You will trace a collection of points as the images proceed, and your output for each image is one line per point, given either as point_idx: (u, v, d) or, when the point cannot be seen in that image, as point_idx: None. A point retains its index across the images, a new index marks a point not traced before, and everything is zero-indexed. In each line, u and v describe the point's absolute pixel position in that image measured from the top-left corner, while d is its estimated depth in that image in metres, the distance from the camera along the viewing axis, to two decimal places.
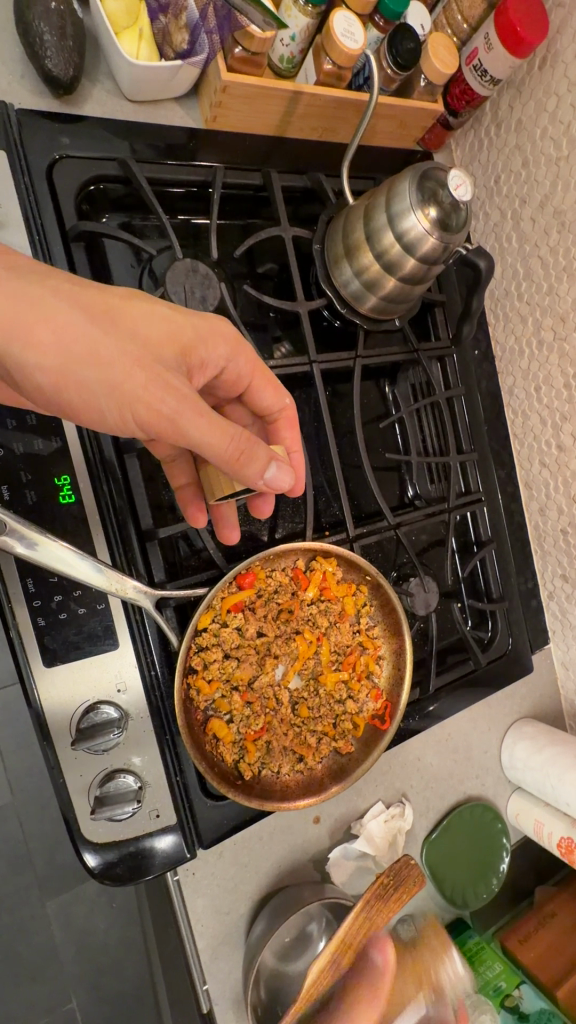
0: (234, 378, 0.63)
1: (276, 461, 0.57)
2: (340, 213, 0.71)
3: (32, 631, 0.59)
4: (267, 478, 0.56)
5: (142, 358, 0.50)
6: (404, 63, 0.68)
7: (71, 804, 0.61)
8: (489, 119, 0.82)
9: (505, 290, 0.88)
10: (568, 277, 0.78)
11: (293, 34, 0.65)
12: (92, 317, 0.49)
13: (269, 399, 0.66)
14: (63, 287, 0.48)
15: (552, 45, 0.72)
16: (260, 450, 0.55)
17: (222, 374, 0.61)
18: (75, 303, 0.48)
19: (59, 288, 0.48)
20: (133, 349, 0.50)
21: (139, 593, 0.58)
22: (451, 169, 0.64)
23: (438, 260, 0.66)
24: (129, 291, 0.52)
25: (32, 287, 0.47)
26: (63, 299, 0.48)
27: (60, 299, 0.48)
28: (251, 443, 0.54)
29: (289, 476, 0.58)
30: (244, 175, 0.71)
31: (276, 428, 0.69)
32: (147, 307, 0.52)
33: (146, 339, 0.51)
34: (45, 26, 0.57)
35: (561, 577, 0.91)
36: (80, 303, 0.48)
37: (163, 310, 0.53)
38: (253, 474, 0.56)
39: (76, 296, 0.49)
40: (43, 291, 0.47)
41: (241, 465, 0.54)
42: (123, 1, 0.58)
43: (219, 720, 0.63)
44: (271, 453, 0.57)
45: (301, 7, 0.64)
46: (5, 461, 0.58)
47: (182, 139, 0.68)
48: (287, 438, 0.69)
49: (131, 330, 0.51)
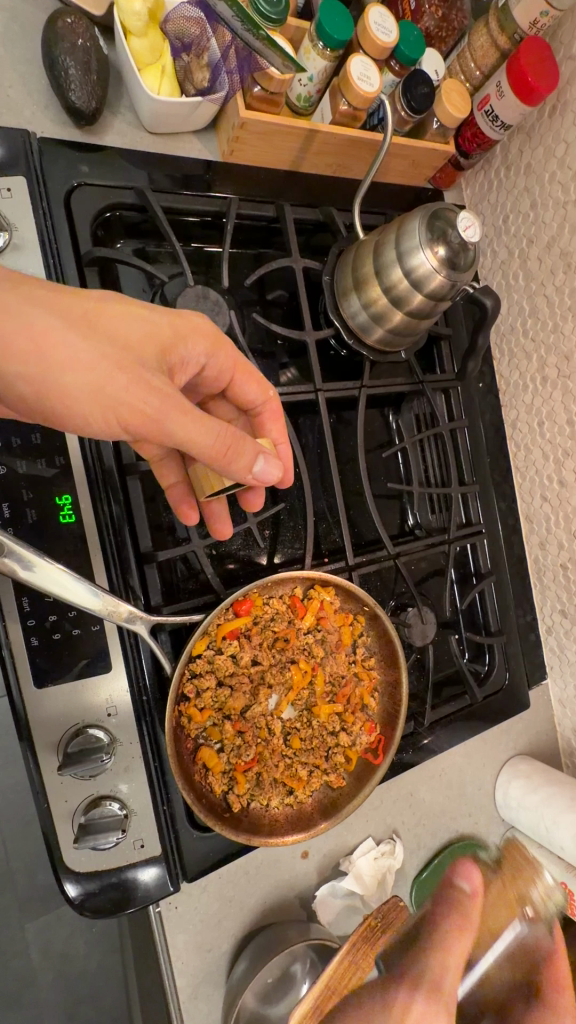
0: (220, 375, 0.63)
1: (263, 454, 0.57)
2: (351, 246, 0.73)
3: (24, 651, 0.59)
4: (256, 472, 0.57)
5: (137, 369, 0.51)
6: (418, 106, 0.70)
7: (54, 830, 0.60)
8: (499, 162, 0.85)
9: (510, 326, 0.89)
10: (573, 317, 0.79)
11: (311, 75, 0.67)
12: (85, 331, 0.50)
13: (252, 393, 0.66)
14: (62, 305, 0.49)
15: (562, 95, 0.73)
16: (248, 446, 0.56)
17: (205, 371, 0.62)
18: (79, 327, 0.49)
19: (60, 304, 0.49)
20: (120, 355, 0.51)
21: (134, 617, 0.58)
22: (462, 211, 0.65)
23: (446, 296, 0.67)
24: (135, 317, 0.53)
25: (40, 312, 0.48)
26: (63, 316, 0.49)
27: (59, 316, 0.49)
28: (238, 438, 0.55)
29: (277, 469, 0.58)
30: (258, 206, 0.72)
31: (261, 422, 0.70)
32: (145, 320, 0.54)
33: (140, 348, 0.53)
34: (71, 60, 0.58)
35: (560, 612, 0.91)
36: (83, 327, 0.49)
37: (159, 328, 0.54)
38: (241, 470, 0.56)
39: (74, 313, 0.50)
40: (43, 310, 0.48)
41: (227, 461, 0.55)
42: (148, 39, 0.60)
43: (210, 750, 0.62)
44: (259, 446, 0.57)
45: (319, 51, 0.66)
46: (8, 480, 0.59)
47: (199, 171, 0.70)
48: (272, 431, 0.69)
49: (127, 345, 0.52)
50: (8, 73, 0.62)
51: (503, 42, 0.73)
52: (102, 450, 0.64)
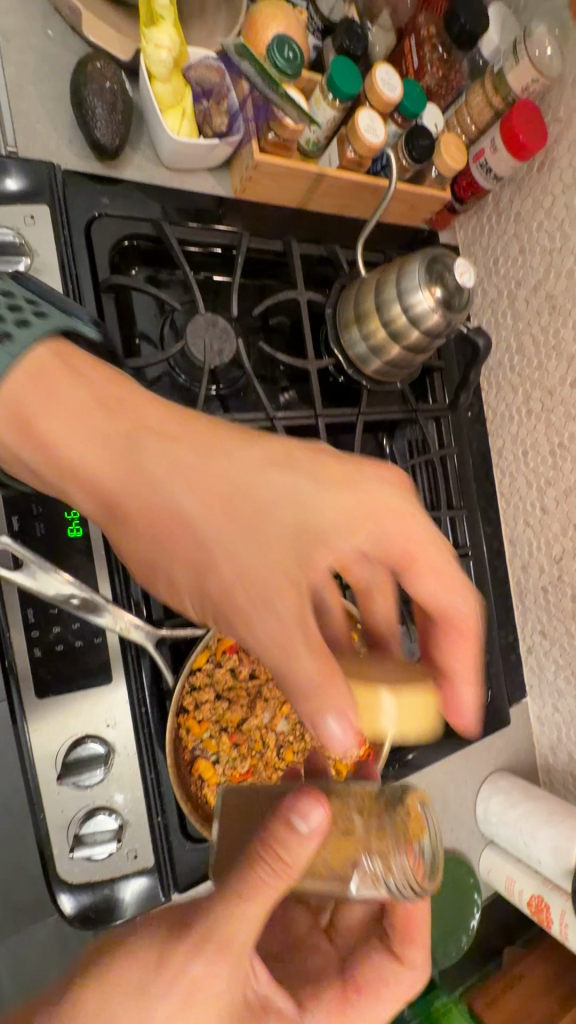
0: (390, 551, 0.51)
1: (342, 717, 0.44)
2: (352, 282, 0.77)
3: (27, 661, 0.60)
4: (324, 729, 0.45)
5: (262, 554, 0.47)
6: (419, 157, 0.75)
7: (49, 840, 0.61)
8: (490, 208, 0.90)
9: (498, 361, 0.95)
10: (556, 356, 0.84)
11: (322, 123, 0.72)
12: (209, 509, 0.46)
13: (434, 588, 0.52)
14: (197, 475, 0.46)
15: (550, 152, 0.79)
16: (334, 697, 0.44)
17: (374, 547, 0.51)
18: (201, 498, 0.46)
19: (195, 472, 0.47)
20: (245, 519, 0.47)
21: (139, 632, 0.61)
22: (457, 257, 0.71)
23: (440, 334, 0.71)
24: (282, 473, 0.49)
25: (166, 477, 0.46)
26: (195, 492, 0.46)
27: (187, 486, 0.46)
28: (324, 686, 0.45)
29: (350, 741, 0.44)
30: (265, 241, 0.76)
31: (445, 631, 0.54)
32: (286, 479, 0.49)
33: (281, 509, 0.48)
34: (98, 101, 0.62)
35: (540, 633, 0.95)
36: (205, 499, 0.46)
37: (309, 486, 0.49)
38: (310, 714, 0.45)
39: (208, 490, 0.46)
40: (168, 476, 0.46)
41: (305, 702, 0.45)
42: (171, 86, 0.64)
43: (206, 760, 0.63)
44: (351, 705, 0.44)
45: (329, 103, 0.72)
46: (19, 494, 0.61)
47: (211, 205, 0.73)
48: (449, 649, 0.53)
49: (254, 513, 0.47)
50: (36, 108, 0.65)
51: (498, 103, 0.79)
52: None
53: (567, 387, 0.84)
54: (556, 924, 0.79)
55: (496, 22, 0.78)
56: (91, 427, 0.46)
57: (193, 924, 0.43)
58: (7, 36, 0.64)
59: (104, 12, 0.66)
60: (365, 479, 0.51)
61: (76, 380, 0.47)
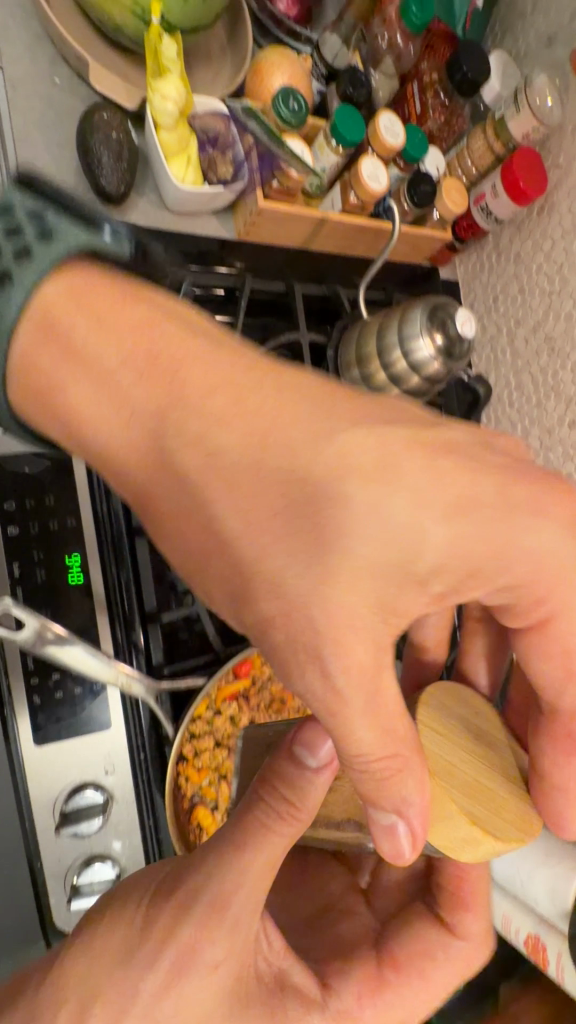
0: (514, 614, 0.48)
1: (406, 827, 0.42)
2: (354, 324, 0.77)
3: (26, 708, 0.60)
4: (390, 821, 0.42)
5: (333, 580, 0.40)
6: (421, 202, 0.76)
7: (45, 891, 0.60)
8: (490, 247, 0.91)
9: (497, 396, 0.95)
10: (555, 396, 0.85)
11: (324, 167, 0.75)
12: (272, 515, 0.39)
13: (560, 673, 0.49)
14: (261, 473, 0.39)
15: (550, 196, 0.80)
16: (408, 788, 0.41)
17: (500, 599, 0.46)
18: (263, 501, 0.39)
19: (259, 467, 0.39)
20: (311, 528, 0.39)
21: (142, 687, 0.60)
22: (459, 306, 0.71)
23: (441, 380, 0.72)
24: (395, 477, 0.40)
25: (222, 469, 0.39)
26: (259, 494, 0.39)
27: (246, 485, 0.39)
28: (397, 772, 0.41)
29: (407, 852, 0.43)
30: (271, 282, 0.77)
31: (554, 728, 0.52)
32: (381, 497, 0.39)
33: (364, 532, 0.39)
34: (105, 149, 0.63)
35: None
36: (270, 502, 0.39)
37: (419, 515, 0.40)
38: (379, 800, 0.42)
39: (274, 492, 0.39)
40: (223, 467, 0.39)
41: (375, 786, 0.42)
42: (177, 134, 0.65)
43: (205, 809, 0.62)
44: (417, 814, 0.42)
45: (333, 148, 0.73)
46: (20, 540, 0.61)
47: (214, 248, 0.75)
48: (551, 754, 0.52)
49: (329, 529, 0.39)
50: (42, 152, 0.65)
51: (498, 148, 0.80)
52: (111, 510, 0.66)
53: (566, 426, 0.84)
54: (553, 966, 0.79)
55: (498, 68, 0.79)
56: (112, 381, 0.40)
57: (189, 877, 0.44)
58: (14, 84, 0.65)
59: (112, 63, 0.66)
60: (508, 519, 0.42)
61: (95, 316, 0.41)
